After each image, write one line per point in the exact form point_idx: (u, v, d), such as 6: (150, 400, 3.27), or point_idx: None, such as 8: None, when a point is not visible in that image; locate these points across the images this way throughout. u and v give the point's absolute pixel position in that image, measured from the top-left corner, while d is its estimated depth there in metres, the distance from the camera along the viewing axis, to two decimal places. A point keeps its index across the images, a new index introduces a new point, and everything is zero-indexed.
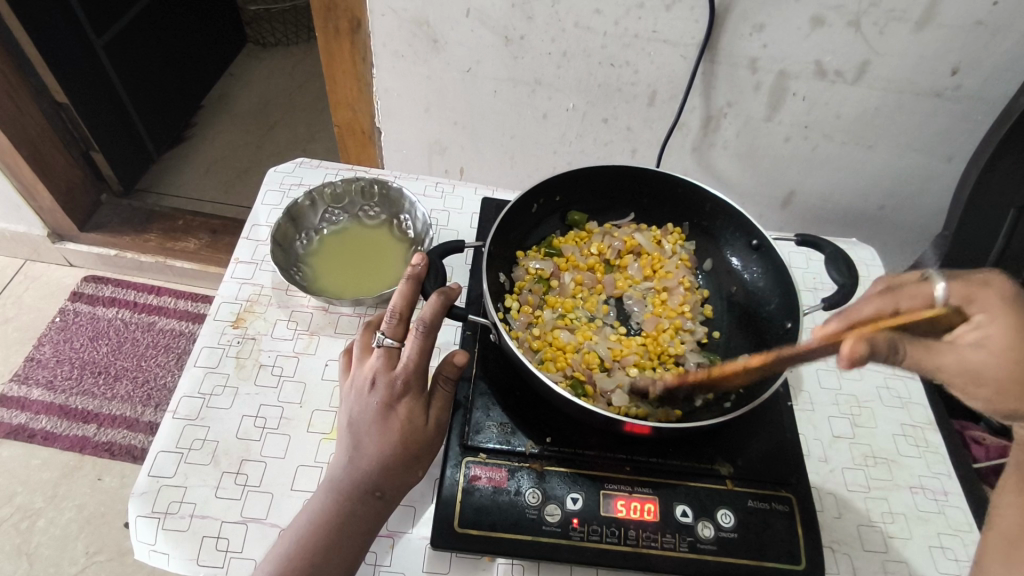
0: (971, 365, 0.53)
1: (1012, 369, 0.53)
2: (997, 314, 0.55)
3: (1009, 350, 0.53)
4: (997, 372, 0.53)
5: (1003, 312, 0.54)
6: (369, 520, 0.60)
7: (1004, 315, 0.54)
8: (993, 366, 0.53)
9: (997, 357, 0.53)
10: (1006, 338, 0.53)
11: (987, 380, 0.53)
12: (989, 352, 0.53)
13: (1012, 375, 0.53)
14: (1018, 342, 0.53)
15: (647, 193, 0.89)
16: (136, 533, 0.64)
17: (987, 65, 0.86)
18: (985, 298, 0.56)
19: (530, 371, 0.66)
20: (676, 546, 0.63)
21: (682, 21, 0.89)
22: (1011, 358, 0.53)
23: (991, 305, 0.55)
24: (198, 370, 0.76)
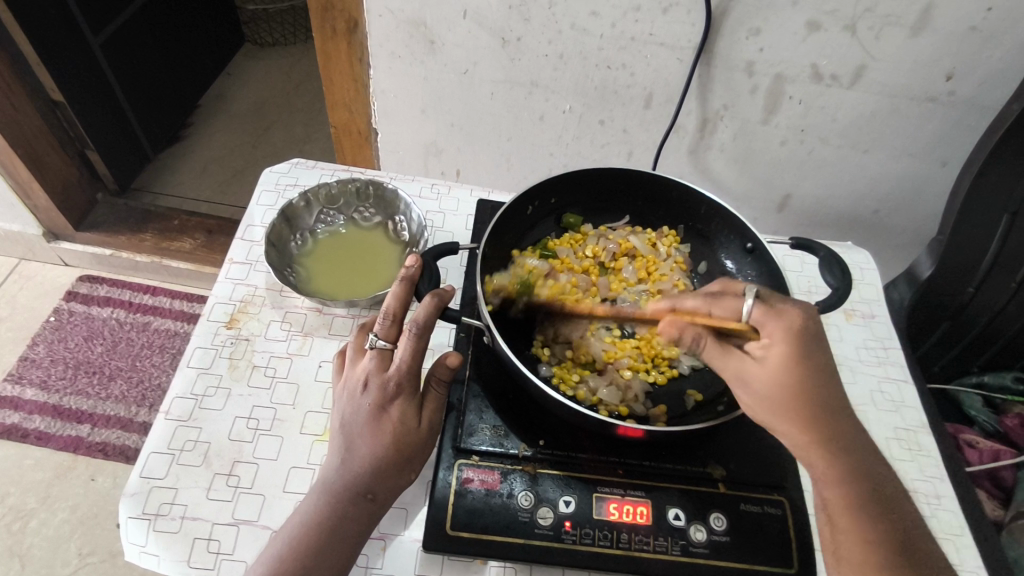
0: (745, 378, 0.58)
1: (784, 391, 0.56)
2: (777, 336, 0.57)
3: (777, 374, 0.56)
4: (760, 392, 0.57)
5: (783, 337, 0.57)
6: (360, 522, 0.60)
7: (784, 342, 0.57)
8: (761, 386, 0.57)
9: (772, 381, 0.57)
10: (776, 363, 0.57)
11: (761, 395, 0.57)
12: (762, 370, 0.57)
13: (786, 404, 0.56)
14: (789, 365, 0.56)
15: (643, 196, 0.89)
16: (126, 535, 0.64)
17: (982, 70, 0.86)
18: (774, 323, 0.58)
19: (523, 373, 0.66)
20: (668, 550, 0.63)
21: (678, 24, 0.89)
22: (781, 384, 0.56)
23: (775, 330, 0.58)
24: (191, 371, 0.76)
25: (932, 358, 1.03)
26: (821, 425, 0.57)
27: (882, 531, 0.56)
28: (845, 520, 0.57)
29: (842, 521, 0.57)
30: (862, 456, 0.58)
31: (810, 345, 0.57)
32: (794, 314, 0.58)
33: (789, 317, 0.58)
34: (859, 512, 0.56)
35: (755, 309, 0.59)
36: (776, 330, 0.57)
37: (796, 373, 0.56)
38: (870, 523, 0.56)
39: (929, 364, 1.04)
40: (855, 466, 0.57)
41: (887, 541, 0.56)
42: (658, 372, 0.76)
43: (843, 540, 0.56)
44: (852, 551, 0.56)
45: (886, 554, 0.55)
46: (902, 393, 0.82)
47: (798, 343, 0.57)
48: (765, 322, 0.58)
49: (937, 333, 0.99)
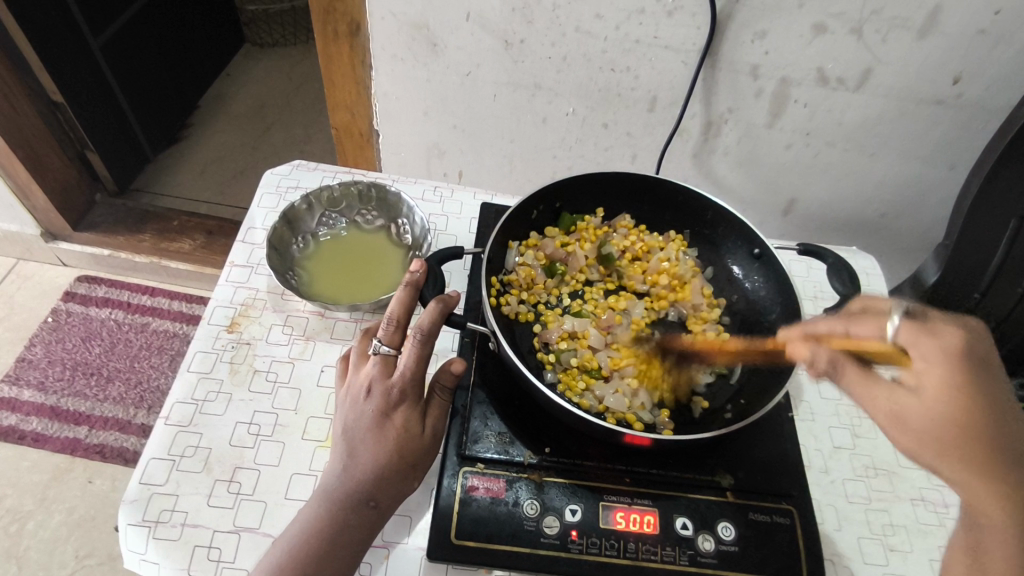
0: (897, 410, 0.54)
1: (942, 422, 0.52)
2: (934, 361, 0.53)
3: (940, 403, 0.52)
4: (919, 427, 0.53)
5: (944, 358, 0.53)
6: (364, 531, 0.59)
7: (942, 367, 0.53)
8: (916, 416, 0.53)
9: (932, 410, 0.52)
10: (935, 391, 0.52)
11: (914, 429, 0.53)
12: (920, 402, 0.53)
13: (950, 435, 0.52)
14: (950, 393, 0.52)
15: (649, 200, 0.88)
16: (126, 542, 0.63)
17: (990, 73, 0.85)
18: (927, 345, 0.53)
19: (529, 379, 0.65)
20: (676, 559, 0.62)
21: (684, 27, 0.89)
22: (944, 415, 0.52)
23: (932, 350, 0.53)
24: (191, 375, 0.75)
25: None
26: (992, 458, 0.52)
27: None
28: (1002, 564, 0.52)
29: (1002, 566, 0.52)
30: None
31: (973, 371, 0.52)
32: (954, 336, 0.53)
33: (949, 339, 0.53)
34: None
35: (902, 330, 0.55)
36: (929, 355, 0.53)
37: (963, 403, 0.52)
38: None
39: None
40: (1022, 504, 0.52)
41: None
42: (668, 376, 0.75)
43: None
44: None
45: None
46: None
47: (961, 369, 0.52)
48: (915, 344, 0.54)
49: None
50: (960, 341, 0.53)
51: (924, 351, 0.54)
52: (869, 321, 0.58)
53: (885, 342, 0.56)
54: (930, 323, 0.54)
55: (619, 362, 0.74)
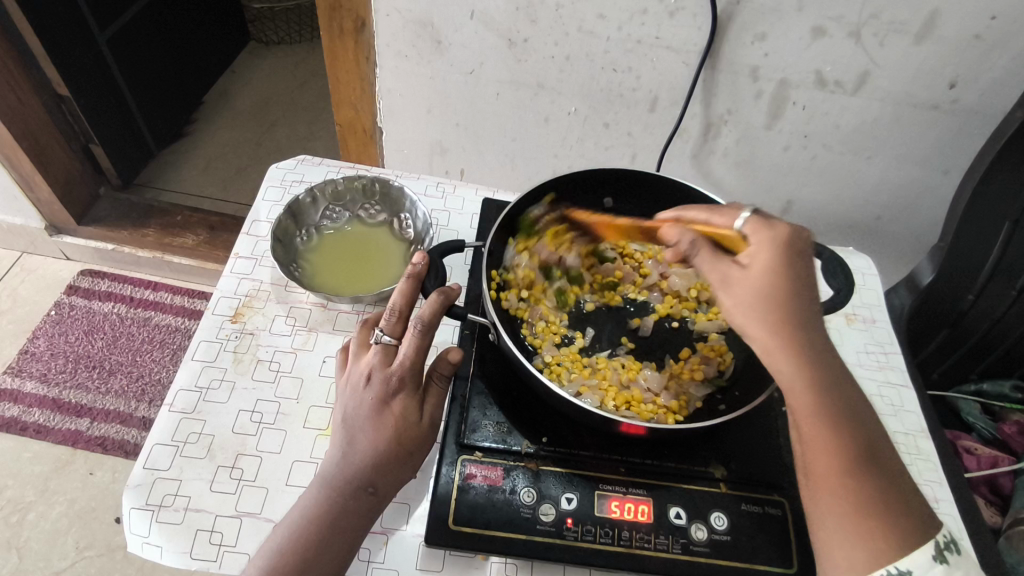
0: (728, 280, 0.59)
1: (763, 292, 0.57)
2: (763, 248, 0.58)
3: (764, 279, 0.57)
4: (740, 297, 0.58)
5: (772, 245, 0.58)
6: (361, 515, 0.60)
7: (768, 250, 0.58)
8: (747, 285, 0.58)
9: (752, 282, 0.57)
10: (763, 267, 0.57)
11: (737, 297, 0.58)
12: (748, 274, 0.58)
13: (766, 309, 0.57)
14: (773, 272, 0.57)
15: (648, 197, 0.89)
16: (130, 525, 0.64)
17: (985, 78, 0.87)
18: (764, 234, 0.59)
19: (528, 370, 0.66)
20: (669, 548, 0.63)
21: (685, 28, 0.90)
22: (762, 285, 0.57)
23: (764, 239, 0.59)
24: (196, 364, 0.76)
25: (933, 365, 1.03)
26: (801, 341, 0.56)
27: (850, 440, 0.55)
28: (817, 431, 0.55)
29: (815, 445, 0.56)
30: (831, 363, 0.57)
31: (797, 256, 0.58)
32: (785, 228, 0.59)
33: (778, 230, 0.59)
34: (827, 421, 0.55)
35: (749, 223, 0.61)
36: (761, 239, 0.59)
37: (775, 282, 0.57)
38: (845, 436, 0.55)
39: (929, 369, 1.05)
40: (824, 374, 0.56)
41: (858, 452, 0.55)
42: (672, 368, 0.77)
43: (820, 456, 0.55)
44: (824, 465, 0.55)
45: (848, 459, 0.55)
46: (901, 398, 0.82)
47: (784, 252, 0.58)
48: (755, 231, 0.60)
49: (934, 343, 1.00)
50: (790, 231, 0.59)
51: (757, 236, 0.60)
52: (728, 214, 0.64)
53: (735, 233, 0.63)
54: (768, 218, 0.60)
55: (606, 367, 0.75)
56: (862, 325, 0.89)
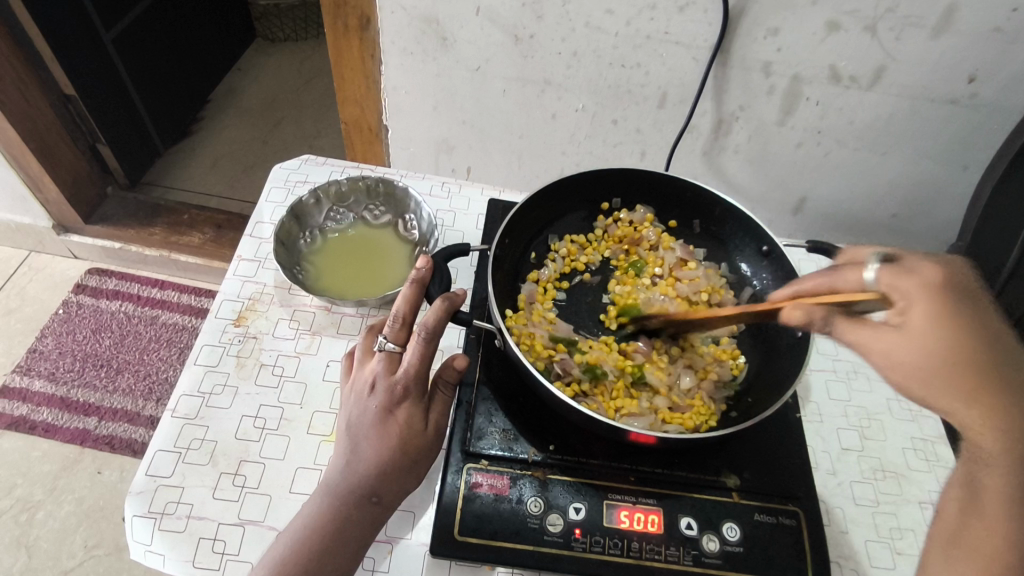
0: (885, 351, 0.49)
1: (929, 355, 0.47)
2: (915, 299, 0.49)
3: (927, 334, 0.47)
4: (903, 364, 0.48)
5: (925, 293, 0.48)
6: (365, 526, 0.59)
7: (925, 300, 0.48)
8: (898, 355, 0.48)
9: (917, 348, 0.48)
10: (921, 324, 0.48)
11: (902, 369, 0.48)
12: (905, 337, 0.48)
13: (946, 375, 0.47)
14: (936, 325, 0.47)
15: (657, 196, 0.87)
16: (132, 533, 0.63)
17: (1004, 73, 0.84)
18: (908, 283, 0.49)
19: (535, 377, 0.65)
20: (680, 559, 0.62)
21: (695, 23, 0.88)
22: (930, 345, 0.47)
23: (913, 288, 0.49)
24: (198, 368, 0.75)
25: None
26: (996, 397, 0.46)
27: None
28: (992, 512, 0.46)
29: (987, 511, 0.47)
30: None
31: (959, 302, 0.48)
32: (933, 271, 0.49)
33: (928, 273, 0.49)
34: (1021, 509, 0.45)
35: (883, 273, 0.50)
36: (912, 288, 0.49)
37: (947, 334, 0.47)
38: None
39: None
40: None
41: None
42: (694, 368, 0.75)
43: (971, 534, 0.47)
44: (986, 544, 0.46)
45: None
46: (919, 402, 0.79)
47: (943, 299, 0.48)
48: (895, 280, 0.50)
49: None
50: (939, 272, 0.49)
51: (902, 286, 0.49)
52: (853, 270, 0.54)
53: (868, 292, 0.52)
54: (903, 265, 0.50)
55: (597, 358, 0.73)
56: None
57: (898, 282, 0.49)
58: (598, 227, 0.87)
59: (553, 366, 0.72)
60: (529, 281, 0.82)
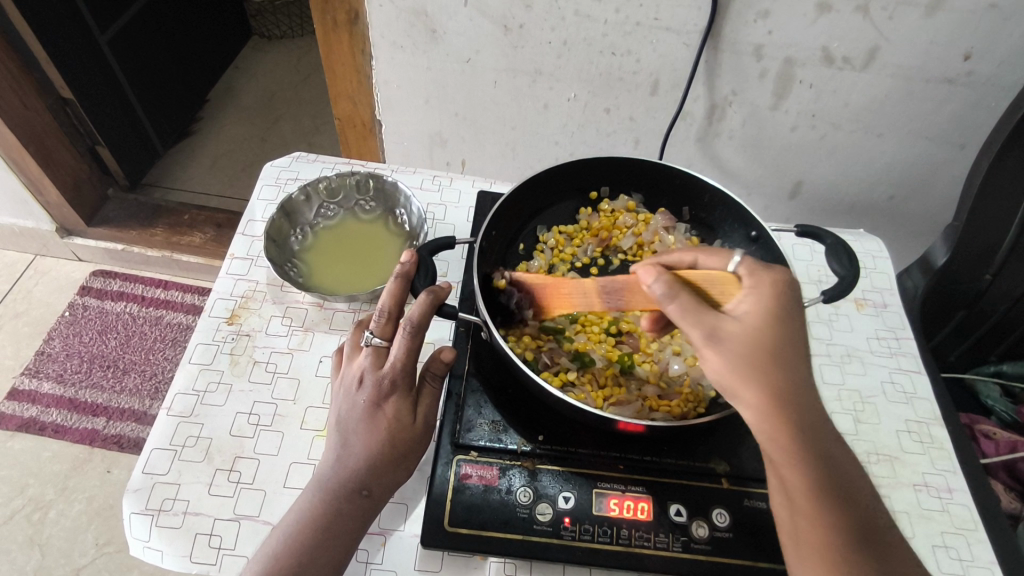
0: (720, 332, 0.53)
1: (758, 342, 0.52)
2: (753, 297, 0.55)
3: (759, 327, 0.53)
4: (732, 350, 0.52)
5: (761, 292, 0.55)
6: (356, 519, 0.59)
7: (760, 300, 0.54)
8: (729, 338, 0.53)
9: (748, 337, 0.53)
10: (757, 319, 0.53)
11: (732, 353, 0.52)
12: (737, 326, 0.53)
13: (760, 362, 0.52)
14: (765, 320, 0.53)
15: (646, 184, 0.87)
16: (130, 530, 0.64)
17: (1001, 49, 0.83)
18: (752, 284, 0.56)
19: (520, 368, 0.65)
20: (670, 546, 0.62)
21: (684, 8, 0.87)
22: (758, 337, 0.53)
23: (754, 287, 0.55)
24: (193, 367, 0.76)
25: (946, 349, 1.02)
26: (790, 392, 0.52)
27: (835, 511, 0.51)
28: (806, 504, 0.51)
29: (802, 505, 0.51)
30: (825, 441, 0.52)
31: (786, 305, 0.55)
32: (781, 274, 0.57)
33: (774, 275, 0.56)
34: (819, 495, 0.51)
35: (741, 267, 0.58)
36: (751, 288, 0.55)
37: (773, 330, 0.53)
38: (828, 514, 0.51)
39: (942, 356, 1.04)
40: (814, 447, 0.51)
41: (847, 529, 0.51)
42: (685, 353, 0.74)
43: (805, 528, 0.51)
44: (806, 530, 0.51)
45: (845, 539, 0.50)
46: (916, 386, 0.79)
47: (774, 300, 0.55)
48: (750, 275, 0.57)
49: (954, 321, 0.97)
50: (780, 277, 0.56)
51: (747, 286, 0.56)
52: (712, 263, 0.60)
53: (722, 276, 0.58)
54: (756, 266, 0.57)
55: (584, 346, 0.74)
56: (873, 311, 0.86)
57: (751, 278, 0.56)
58: (581, 219, 0.87)
59: (541, 356, 0.73)
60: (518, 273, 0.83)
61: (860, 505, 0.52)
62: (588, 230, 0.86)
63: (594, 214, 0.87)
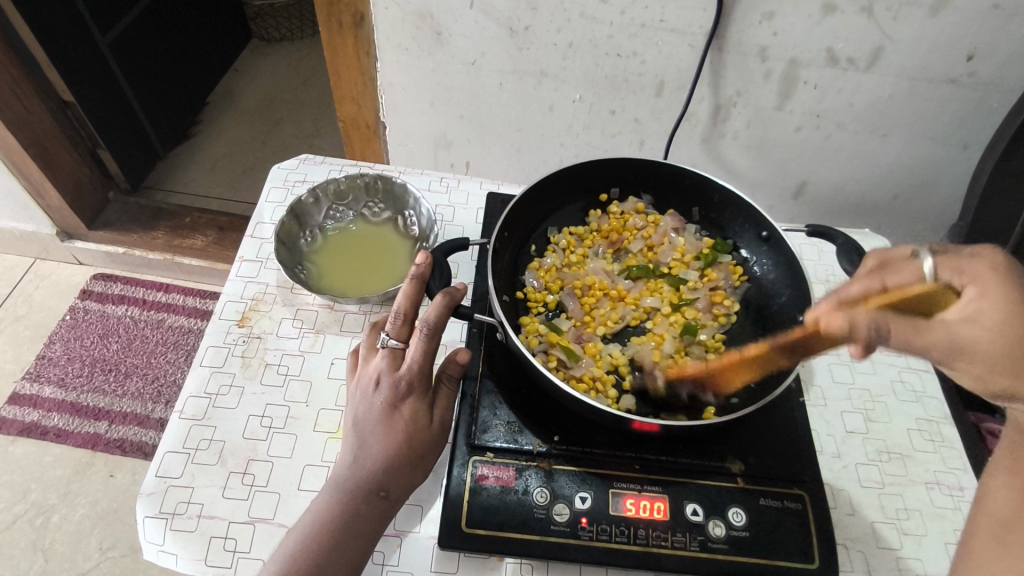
0: (954, 334, 0.51)
1: (1008, 339, 0.50)
2: (983, 285, 0.52)
3: (1001, 318, 0.50)
4: (984, 346, 0.50)
5: (996, 280, 0.52)
6: (373, 520, 0.59)
7: (997, 286, 0.52)
8: (979, 340, 0.50)
9: (986, 328, 0.50)
10: (996, 315, 0.50)
11: (981, 354, 0.51)
12: (982, 324, 0.51)
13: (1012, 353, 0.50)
14: (1010, 310, 0.50)
15: (656, 185, 0.87)
16: (144, 534, 0.64)
17: (1004, 50, 0.83)
18: (978, 270, 0.54)
19: (537, 369, 0.65)
20: (686, 545, 0.62)
21: (690, 10, 0.87)
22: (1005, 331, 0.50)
23: (984, 277, 0.53)
24: (204, 370, 0.76)
25: None
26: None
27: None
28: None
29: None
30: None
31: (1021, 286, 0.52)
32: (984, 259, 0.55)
33: (989, 263, 0.54)
34: None
35: (942, 264, 0.56)
36: (982, 280, 0.53)
37: (1022, 319, 0.50)
38: None
39: None
40: None
41: None
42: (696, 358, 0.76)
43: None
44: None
45: None
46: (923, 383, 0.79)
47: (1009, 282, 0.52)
48: (965, 274, 0.54)
49: None
50: (999, 262, 0.53)
51: (971, 284, 0.53)
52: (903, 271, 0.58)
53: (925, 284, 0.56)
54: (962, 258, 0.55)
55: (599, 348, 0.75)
56: None
57: (970, 275, 0.54)
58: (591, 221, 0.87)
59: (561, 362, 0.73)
60: (530, 271, 0.82)
61: None
62: (598, 232, 0.86)
63: (604, 216, 0.87)
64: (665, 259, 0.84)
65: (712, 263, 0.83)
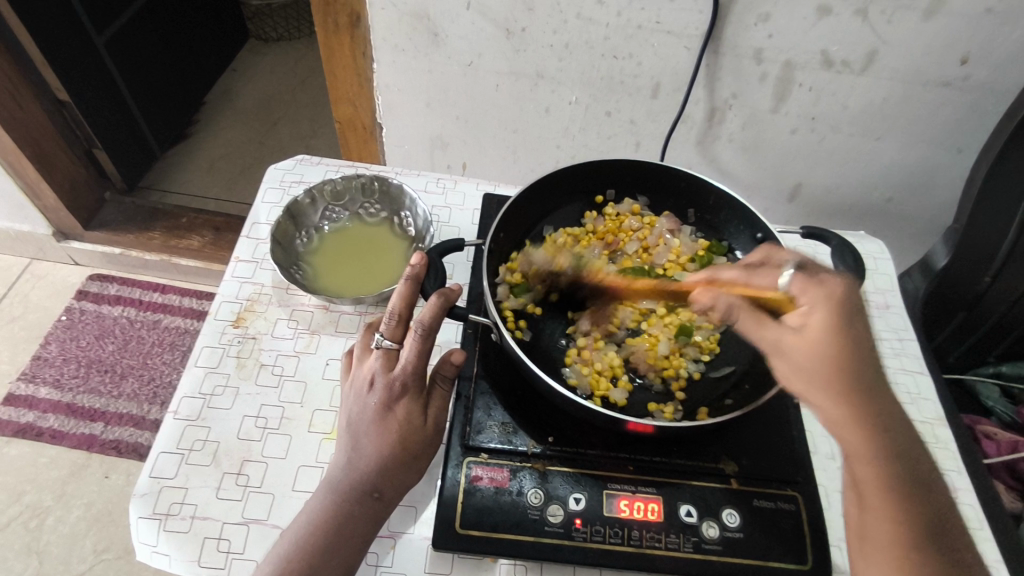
0: (780, 346, 0.57)
1: (822, 356, 0.55)
2: (816, 304, 0.58)
3: (817, 340, 0.55)
4: (801, 362, 0.56)
5: (825, 302, 0.57)
6: (367, 521, 0.59)
7: (824, 307, 0.57)
8: (803, 355, 0.56)
9: (807, 345, 0.56)
10: (817, 327, 0.56)
11: (798, 365, 0.56)
12: (802, 338, 0.56)
13: (822, 369, 0.55)
14: (829, 328, 0.56)
15: (652, 187, 0.87)
16: (137, 535, 0.64)
17: (997, 54, 0.84)
18: (814, 291, 0.58)
19: (532, 371, 0.65)
20: (681, 547, 0.62)
21: (686, 12, 0.87)
22: (817, 348, 0.55)
23: (816, 297, 0.58)
24: (199, 370, 0.75)
25: (946, 349, 1.03)
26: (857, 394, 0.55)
27: (913, 512, 0.54)
28: (879, 500, 0.55)
29: (876, 504, 0.55)
30: (905, 442, 0.56)
31: (850, 314, 0.57)
32: (836, 284, 0.59)
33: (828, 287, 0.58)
34: (890, 497, 0.54)
35: (795, 279, 0.60)
36: (812, 299, 0.58)
37: (836, 339, 0.55)
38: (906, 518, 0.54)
39: (942, 356, 1.04)
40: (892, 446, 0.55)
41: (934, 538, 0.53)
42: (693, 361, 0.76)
43: (872, 507, 0.55)
44: (879, 534, 0.54)
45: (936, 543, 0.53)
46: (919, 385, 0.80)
47: (839, 311, 0.57)
48: (802, 292, 0.59)
49: (953, 322, 0.98)
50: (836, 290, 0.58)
51: (805, 300, 0.59)
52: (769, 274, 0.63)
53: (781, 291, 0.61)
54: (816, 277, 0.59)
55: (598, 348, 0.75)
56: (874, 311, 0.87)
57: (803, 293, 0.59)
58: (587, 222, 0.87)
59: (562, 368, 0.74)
60: None
61: (942, 519, 0.55)
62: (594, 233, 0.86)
63: (600, 217, 0.87)
64: (661, 261, 0.84)
65: (707, 264, 0.82)
